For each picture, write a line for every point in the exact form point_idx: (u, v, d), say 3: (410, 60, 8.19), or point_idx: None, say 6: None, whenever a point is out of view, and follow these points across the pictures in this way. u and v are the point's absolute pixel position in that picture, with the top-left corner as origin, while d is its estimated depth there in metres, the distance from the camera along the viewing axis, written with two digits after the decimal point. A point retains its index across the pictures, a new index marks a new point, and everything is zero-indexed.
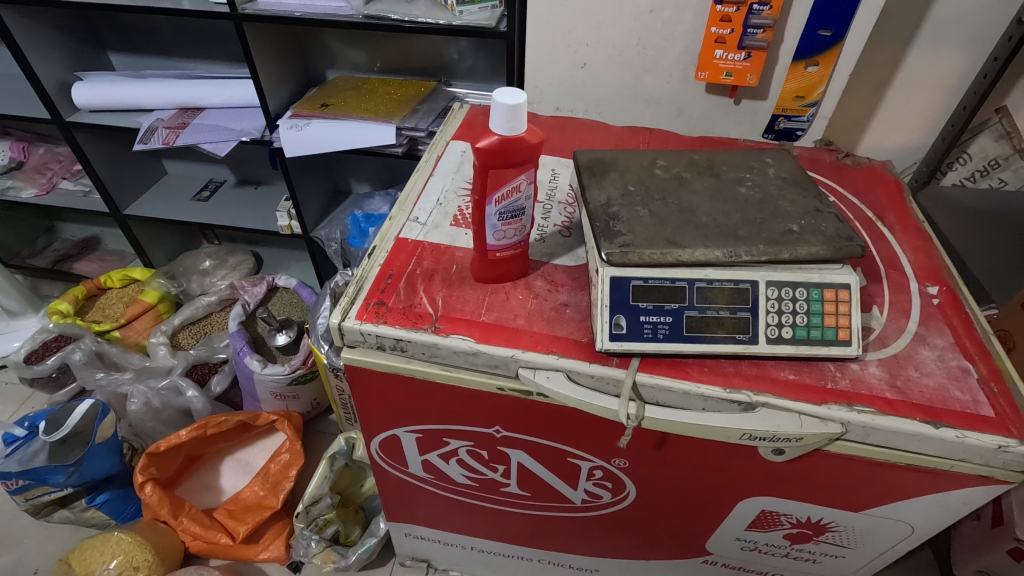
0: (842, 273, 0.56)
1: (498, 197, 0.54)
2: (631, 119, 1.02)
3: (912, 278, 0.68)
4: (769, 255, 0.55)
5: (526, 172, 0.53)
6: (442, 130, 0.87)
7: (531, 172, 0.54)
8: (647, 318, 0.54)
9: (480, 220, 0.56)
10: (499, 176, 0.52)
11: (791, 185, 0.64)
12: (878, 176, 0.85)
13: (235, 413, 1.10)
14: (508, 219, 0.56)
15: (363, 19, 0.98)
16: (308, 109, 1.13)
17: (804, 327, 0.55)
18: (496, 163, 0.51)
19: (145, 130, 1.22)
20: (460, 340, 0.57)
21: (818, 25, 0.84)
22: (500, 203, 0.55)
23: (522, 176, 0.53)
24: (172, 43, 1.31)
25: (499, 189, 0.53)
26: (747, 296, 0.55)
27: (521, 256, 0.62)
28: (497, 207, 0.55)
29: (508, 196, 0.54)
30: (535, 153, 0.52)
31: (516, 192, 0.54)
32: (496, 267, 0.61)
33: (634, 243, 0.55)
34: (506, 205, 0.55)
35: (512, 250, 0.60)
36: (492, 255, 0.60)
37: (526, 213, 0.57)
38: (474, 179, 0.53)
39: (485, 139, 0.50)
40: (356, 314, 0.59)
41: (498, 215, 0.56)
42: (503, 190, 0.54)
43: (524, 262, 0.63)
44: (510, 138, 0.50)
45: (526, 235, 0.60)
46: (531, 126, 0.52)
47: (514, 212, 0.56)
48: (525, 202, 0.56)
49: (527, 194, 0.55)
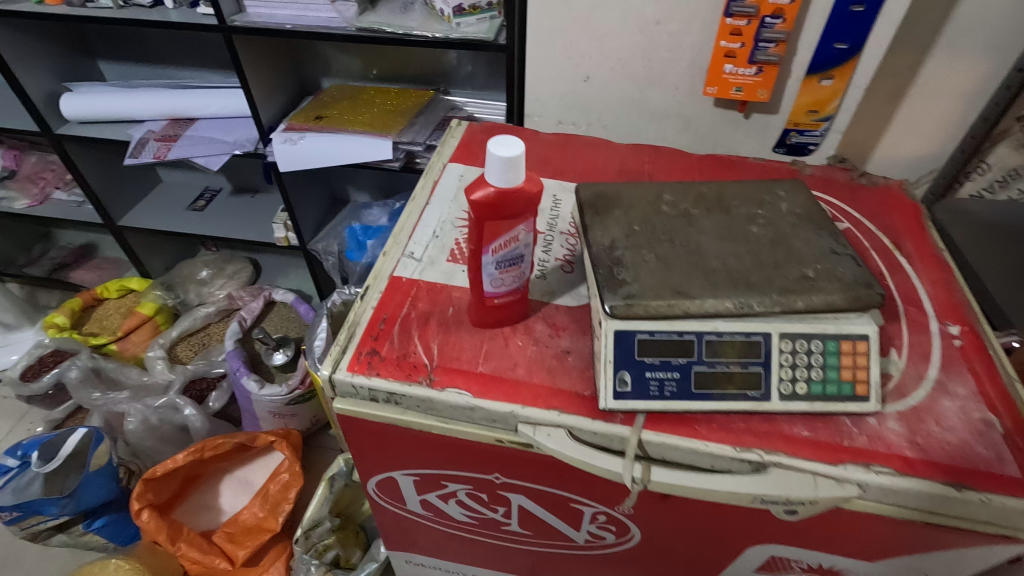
0: (861, 323, 0.53)
1: (496, 247, 0.51)
2: (635, 133, 0.98)
3: (932, 316, 0.64)
4: (783, 306, 0.52)
5: (524, 222, 0.50)
6: (439, 152, 0.84)
7: (530, 221, 0.51)
8: (653, 375, 0.51)
9: (476, 269, 0.53)
10: (497, 227, 0.49)
11: (806, 221, 0.60)
12: (895, 198, 0.81)
13: (233, 435, 1.08)
14: (507, 266, 0.53)
15: (356, 32, 0.94)
16: (302, 122, 1.09)
17: (819, 382, 0.52)
18: (492, 215, 0.48)
19: (136, 143, 1.19)
20: (456, 394, 0.55)
21: (834, 38, 0.80)
22: (498, 252, 0.52)
23: (520, 226, 0.50)
24: (163, 51, 1.27)
25: (497, 239, 0.50)
26: (760, 349, 0.52)
27: (521, 300, 0.59)
28: (494, 257, 0.52)
29: (506, 245, 0.51)
30: (535, 202, 0.49)
31: (514, 241, 0.51)
32: (492, 312, 0.58)
33: (639, 294, 0.52)
34: (504, 254, 0.52)
35: (511, 296, 0.57)
36: (490, 301, 0.57)
37: (525, 259, 0.54)
38: (470, 230, 0.50)
39: (480, 192, 0.47)
40: (347, 365, 0.57)
41: (495, 264, 0.52)
42: (501, 240, 0.50)
43: (523, 305, 0.60)
44: (506, 191, 0.46)
45: (526, 280, 0.57)
46: (530, 174, 0.49)
47: (512, 260, 0.53)
48: (525, 249, 0.53)
49: (527, 241, 0.52)
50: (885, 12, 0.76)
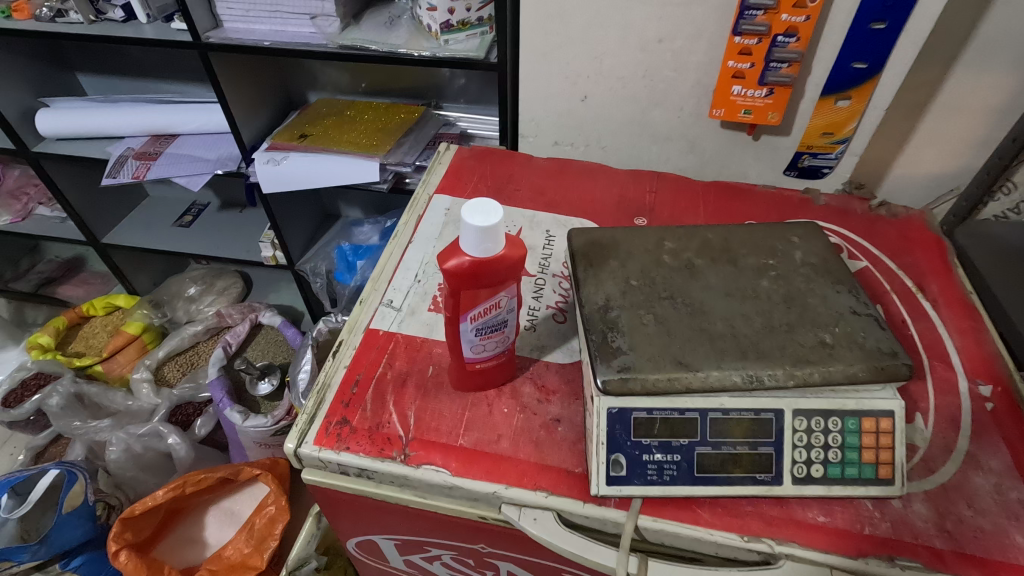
0: (884, 397, 0.47)
1: (474, 314, 0.46)
2: (636, 155, 0.92)
3: (960, 374, 0.58)
4: (798, 379, 0.46)
5: (506, 289, 0.45)
6: (424, 181, 0.78)
7: (512, 287, 0.45)
8: (651, 457, 0.46)
9: (454, 336, 0.48)
10: (474, 295, 0.44)
11: (822, 273, 0.54)
12: (918, 231, 0.74)
13: (216, 469, 1.04)
14: (488, 333, 0.48)
15: (338, 49, 0.88)
16: (285, 140, 1.03)
17: (837, 464, 0.47)
18: (469, 285, 0.43)
19: (115, 162, 1.14)
20: (434, 471, 0.50)
21: (852, 58, 0.73)
22: (477, 319, 0.47)
23: (501, 292, 0.45)
24: (142, 63, 1.22)
25: (475, 307, 0.45)
26: (770, 428, 0.46)
27: (505, 363, 0.54)
28: (473, 324, 0.47)
29: (487, 311, 0.46)
30: (518, 268, 0.44)
31: (495, 308, 0.46)
32: (473, 376, 0.53)
33: (636, 366, 0.46)
34: (484, 321, 0.47)
35: (495, 360, 0.52)
36: (471, 366, 0.51)
37: (510, 324, 0.49)
38: (446, 298, 0.45)
39: (454, 262, 0.41)
40: (315, 438, 0.51)
41: (475, 331, 0.47)
42: (480, 307, 0.45)
43: (509, 366, 0.54)
44: (483, 261, 0.42)
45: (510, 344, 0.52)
46: (513, 236, 0.44)
47: (494, 326, 0.48)
48: (508, 314, 0.48)
49: (509, 306, 0.47)
50: (910, 30, 0.70)
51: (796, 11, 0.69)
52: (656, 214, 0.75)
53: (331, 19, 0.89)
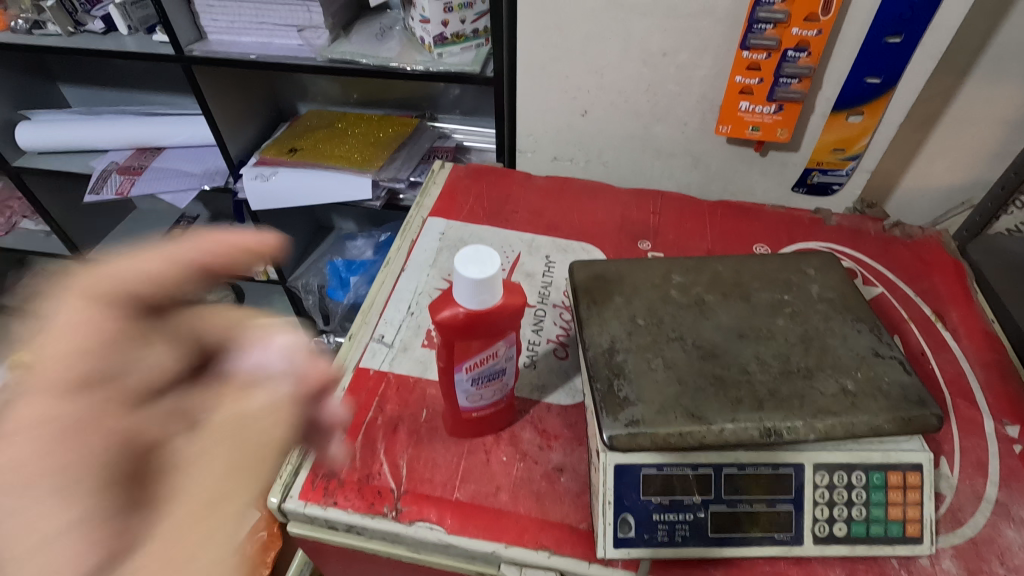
0: (911, 449, 0.44)
1: (469, 364, 0.43)
2: (639, 170, 0.89)
3: (985, 413, 0.55)
4: (819, 432, 0.43)
5: (503, 339, 0.42)
6: (418, 203, 0.75)
7: (510, 336, 0.43)
8: (661, 517, 0.43)
9: (448, 386, 0.44)
10: (469, 345, 0.42)
11: (840, 310, 0.51)
12: (934, 253, 0.71)
13: None
14: (484, 383, 0.45)
15: (328, 63, 0.84)
16: (274, 155, 0.99)
17: (862, 521, 0.43)
18: (464, 336, 0.41)
19: (98, 177, 1.10)
20: (428, 528, 0.46)
21: (865, 72, 0.70)
22: (473, 369, 0.44)
23: (499, 342, 0.43)
24: (125, 73, 1.18)
25: (470, 357, 0.42)
26: (790, 484, 0.43)
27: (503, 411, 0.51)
28: (468, 374, 0.44)
29: (482, 361, 0.43)
30: (517, 317, 0.42)
31: (492, 357, 0.43)
32: (469, 426, 0.51)
33: (645, 419, 0.43)
34: (480, 371, 0.44)
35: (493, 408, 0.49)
36: (467, 415, 0.49)
37: (508, 372, 0.46)
38: (438, 348, 0.42)
39: (447, 312, 0.39)
40: (300, 492, 0.48)
41: (470, 382, 0.44)
42: (476, 356, 0.43)
43: (508, 414, 0.52)
44: (478, 313, 0.39)
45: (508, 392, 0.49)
46: (510, 284, 0.41)
47: (492, 375, 0.44)
48: (506, 362, 0.45)
49: (507, 354, 0.44)
50: (927, 44, 0.66)
51: (807, 25, 0.66)
52: (661, 237, 0.71)
53: (319, 31, 0.86)
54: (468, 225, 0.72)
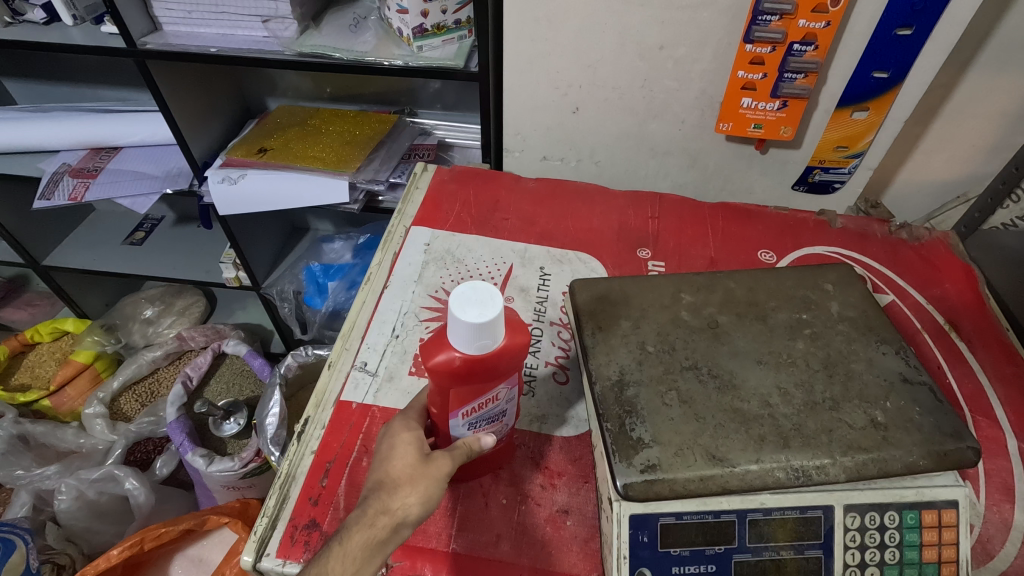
0: (945, 486, 0.41)
1: (466, 410, 0.40)
2: (633, 170, 0.84)
3: (1009, 432, 0.52)
4: (851, 473, 0.39)
5: (505, 381, 0.40)
6: (400, 211, 0.69)
7: (511, 377, 0.41)
8: (681, 570, 0.38)
9: (445, 431, 0.42)
10: (466, 392, 0.39)
11: (861, 331, 0.47)
12: (943, 256, 0.68)
13: (177, 522, 0.94)
14: (485, 425, 0.43)
15: (297, 57, 0.78)
16: (243, 156, 0.92)
17: (896, 566, 0.40)
18: (460, 382, 0.38)
19: (48, 181, 1.01)
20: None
21: (872, 66, 0.66)
22: (470, 413, 0.41)
23: (500, 385, 0.40)
24: (73, 68, 1.09)
25: (468, 403, 0.40)
26: (819, 528, 0.39)
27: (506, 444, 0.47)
28: (464, 418, 0.41)
29: (482, 404, 0.41)
30: (518, 358, 0.39)
31: (492, 401, 0.41)
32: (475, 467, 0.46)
33: (662, 463, 0.39)
34: (478, 415, 0.41)
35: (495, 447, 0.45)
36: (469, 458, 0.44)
37: (509, 412, 0.44)
38: (432, 393, 0.40)
39: (442, 358, 0.37)
40: (278, 549, 0.43)
41: (468, 425, 0.42)
42: (476, 401, 0.40)
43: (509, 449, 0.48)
44: (477, 358, 0.37)
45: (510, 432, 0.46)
46: (513, 324, 0.39)
47: (491, 418, 0.43)
48: (506, 405, 0.43)
49: (508, 397, 0.42)
50: (940, 36, 0.62)
51: (815, 16, 0.61)
52: (661, 244, 0.67)
53: (286, 22, 0.79)
54: (455, 235, 0.66)
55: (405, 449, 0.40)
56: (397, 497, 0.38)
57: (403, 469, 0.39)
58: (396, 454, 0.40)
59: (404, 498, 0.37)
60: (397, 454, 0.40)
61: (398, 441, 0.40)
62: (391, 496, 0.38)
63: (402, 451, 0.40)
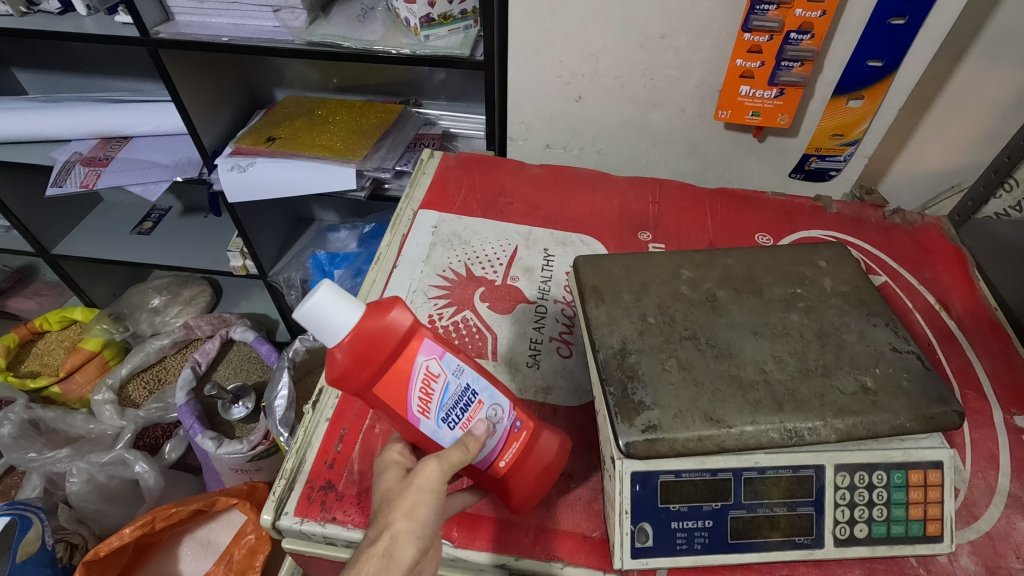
0: (930, 446, 0.43)
1: (418, 406, 0.41)
2: (634, 159, 0.86)
3: (995, 404, 0.54)
4: (841, 434, 0.41)
5: (416, 354, 0.40)
6: (408, 195, 0.71)
7: (423, 346, 0.40)
8: (680, 525, 0.42)
9: (435, 442, 0.42)
10: (390, 386, 0.40)
11: (853, 304, 0.49)
12: (935, 240, 0.70)
13: (187, 502, 0.95)
14: (465, 413, 0.42)
15: (306, 46, 0.80)
16: (251, 144, 0.94)
17: (882, 522, 0.42)
18: (371, 379, 0.40)
19: (61, 169, 1.03)
20: (462, 554, 0.44)
21: (867, 55, 0.68)
22: (431, 408, 0.41)
23: (418, 360, 0.40)
24: (84, 59, 1.11)
25: (408, 397, 0.40)
26: (811, 486, 0.42)
27: (544, 440, 0.45)
28: (433, 416, 0.41)
29: (427, 389, 0.41)
30: (398, 324, 0.40)
31: (434, 380, 0.41)
32: (529, 481, 0.44)
33: (663, 424, 0.41)
34: (441, 404, 0.41)
35: (516, 442, 0.43)
36: (497, 462, 0.43)
37: (476, 385, 0.42)
38: (378, 408, 0.42)
39: (332, 368, 0.39)
40: (296, 508, 0.45)
41: (447, 420, 0.41)
42: (415, 389, 0.40)
43: (552, 445, 0.45)
44: (349, 349, 0.39)
45: (513, 412, 0.43)
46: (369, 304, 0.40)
47: (464, 400, 0.42)
48: (462, 380, 0.42)
49: (454, 370, 0.41)
50: (932, 25, 0.64)
51: (811, 5, 0.63)
52: (662, 228, 0.69)
53: (296, 11, 0.80)
54: (461, 218, 0.68)
55: (390, 474, 0.40)
56: (384, 519, 0.37)
57: (388, 490, 0.39)
58: (381, 482, 0.40)
59: (390, 516, 0.37)
60: (383, 482, 0.40)
61: (382, 467, 0.41)
62: (377, 522, 0.37)
63: (387, 478, 0.40)
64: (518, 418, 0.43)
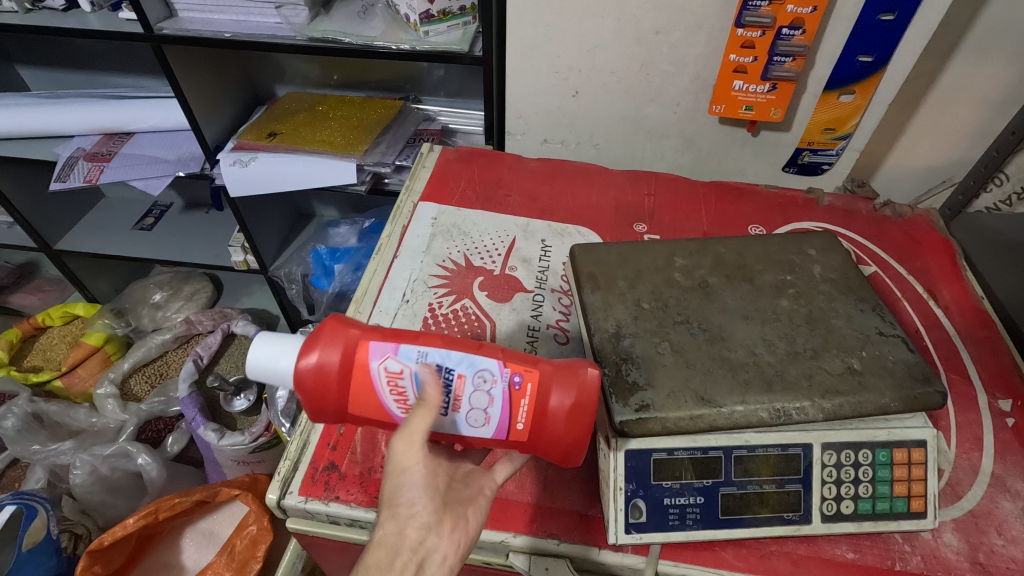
0: (914, 426, 0.44)
1: (399, 406, 0.41)
2: (630, 152, 0.88)
3: (979, 388, 0.56)
4: (828, 414, 0.43)
5: (369, 363, 0.41)
6: (408, 187, 0.73)
7: (372, 351, 0.41)
8: (672, 501, 0.43)
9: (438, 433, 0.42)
10: (362, 401, 0.41)
11: (842, 291, 0.51)
12: (925, 232, 0.71)
13: (191, 493, 0.96)
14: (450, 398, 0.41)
15: (308, 42, 0.81)
16: (253, 139, 0.95)
17: (868, 499, 0.44)
18: (342, 400, 0.42)
19: (64, 165, 1.04)
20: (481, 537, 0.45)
21: (858, 50, 0.69)
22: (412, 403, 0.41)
23: (375, 367, 0.41)
24: (87, 55, 1.12)
25: (384, 402, 0.41)
26: (799, 464, 0.43)
27: (559, 384, 0.40)
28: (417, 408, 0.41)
29: (398, 387, 0.41)
30: (334, 344, 0.41)
31: (402, 377, 0.41)
32: (560, 422, 0.40)
33: (656, 403, 0.43)
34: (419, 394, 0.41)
35: (523, 397, 0.40)
36: (514, 426, 0.41)
37: (446, 364, 0.41)
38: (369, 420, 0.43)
39: (309, 407, 0.42)
40: (300, 488, 0.46)
41: (436, 409, 0.41)
42: (387, 392, 0.41)
43: (572, 382, 0.40)
44: (308, 386, 0.41)
45: (506, 368, 0.41)
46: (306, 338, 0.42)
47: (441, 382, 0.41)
48: (429, 364, 0.41)
49: (415, 360, 0.41)
50: (920, 21, 0.65)
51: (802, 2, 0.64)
52: (657, 219, 0.71)
53: (298, 8, 0.83)
54: (460, 210, 0.70)
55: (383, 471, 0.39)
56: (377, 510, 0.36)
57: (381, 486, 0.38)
58: None
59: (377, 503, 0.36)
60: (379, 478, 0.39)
61: None
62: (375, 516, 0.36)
63: None
64: (513, 374, 0.40)
